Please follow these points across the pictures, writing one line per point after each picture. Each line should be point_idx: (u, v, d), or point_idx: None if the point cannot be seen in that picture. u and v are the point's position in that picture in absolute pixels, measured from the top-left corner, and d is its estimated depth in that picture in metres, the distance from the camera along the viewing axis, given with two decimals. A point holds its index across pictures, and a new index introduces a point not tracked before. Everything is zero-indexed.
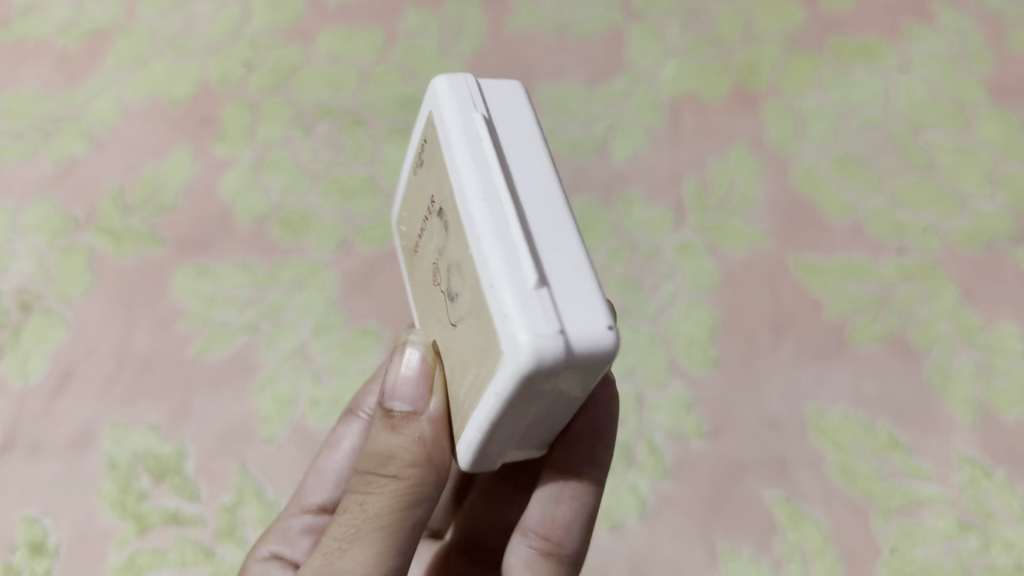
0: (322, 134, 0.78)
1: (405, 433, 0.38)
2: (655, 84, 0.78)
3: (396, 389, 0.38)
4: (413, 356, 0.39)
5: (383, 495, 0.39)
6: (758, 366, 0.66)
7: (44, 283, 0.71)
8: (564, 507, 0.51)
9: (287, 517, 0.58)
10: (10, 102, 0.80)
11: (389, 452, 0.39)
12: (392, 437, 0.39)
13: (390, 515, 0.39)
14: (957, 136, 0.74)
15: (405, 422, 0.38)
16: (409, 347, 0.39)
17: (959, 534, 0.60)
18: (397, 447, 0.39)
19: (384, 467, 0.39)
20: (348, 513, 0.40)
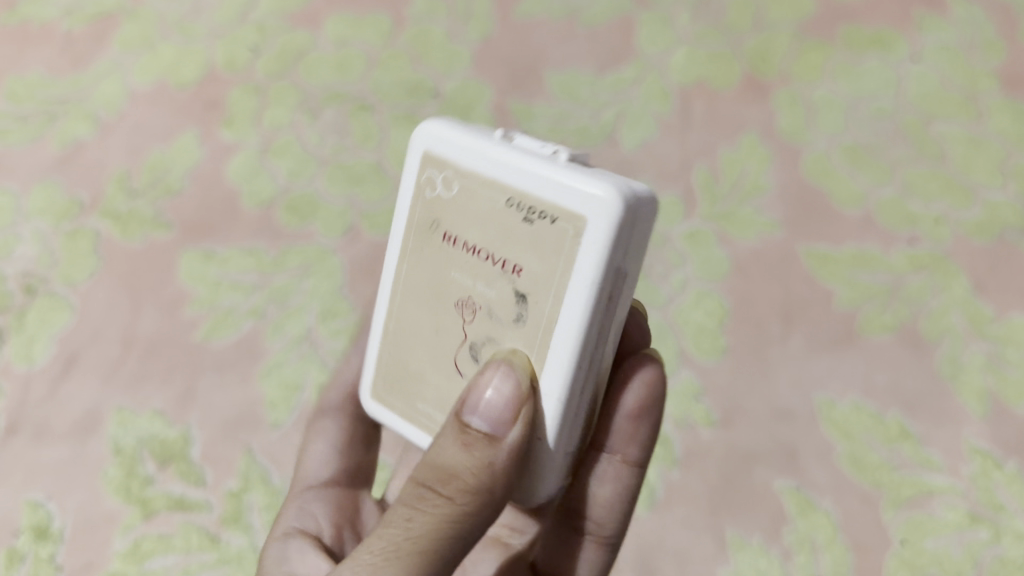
0: (329, 120, 0.77)
1: (477, 452, 0.37)
2: (665, 71, 0.77)
3: (479, 407, 0.37)
4: (502, 368, 0.38)
5: (432, 518, 0.37)
6: (768, 355, 0.66)
7: (49, 267, 0.71)
8: (607, 486, 0.50)
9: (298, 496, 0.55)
10: (15, 84, 0.79)
11: (451, 470, 0.37)
12: (459, 454, 0.37)
13: (428, 542, 0.36)
14: (970, 126, 0.73)
15: (480, 442, 0.37)
16: (500, 372, 0.38)
17: (970, 526, 0.59)
18: (461, 468, 0.37)
19: (438, 487, 0.37)
20: (390, 527, 0.37)
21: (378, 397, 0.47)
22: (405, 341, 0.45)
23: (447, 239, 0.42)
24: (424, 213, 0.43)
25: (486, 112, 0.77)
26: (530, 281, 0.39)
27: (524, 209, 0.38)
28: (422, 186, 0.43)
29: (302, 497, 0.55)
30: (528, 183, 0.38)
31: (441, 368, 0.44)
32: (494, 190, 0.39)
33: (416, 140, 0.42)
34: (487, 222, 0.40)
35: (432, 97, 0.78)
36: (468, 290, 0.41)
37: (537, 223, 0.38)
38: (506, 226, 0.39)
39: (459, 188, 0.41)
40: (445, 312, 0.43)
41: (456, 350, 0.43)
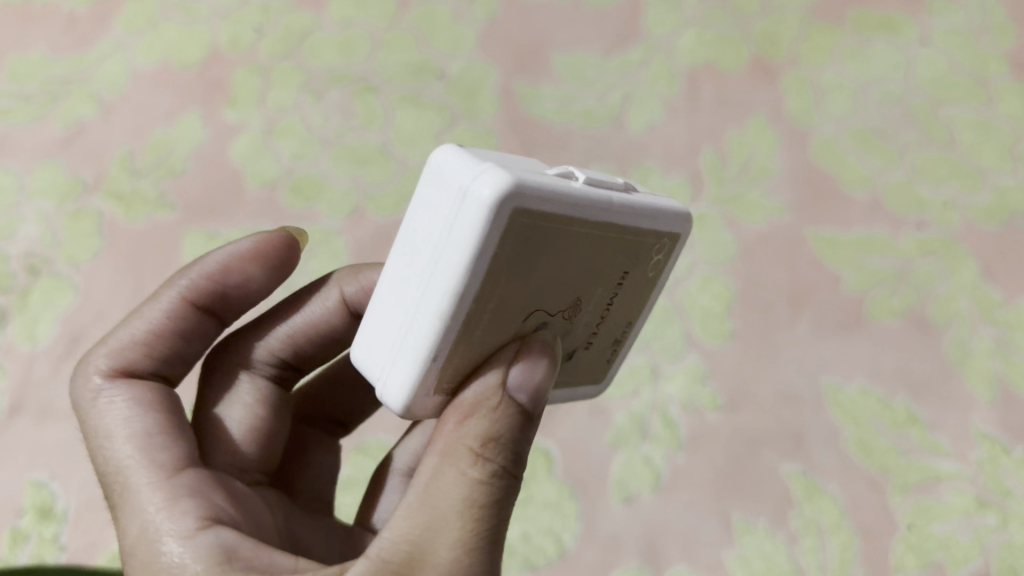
0: (333, 100, 0.76)
1: (527, 424, 0.35)
2: (672, 54, 0.77)
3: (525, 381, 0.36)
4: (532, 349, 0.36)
5: (507, 497, 0.34)
6: (776, 339, 0.66)
7: (52, 247, 0.70)
8: None
9: (173, 480, 0.39)
10: (18, 64, 0.79)
11: (514, 447, 0.35)
12: (517, 429, 0.35)
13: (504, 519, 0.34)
14: (979, 110, 0.73)
15: (530, 414, 0.36)
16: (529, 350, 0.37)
17: (978, 511, 0.59)
18: (520, 441, 0.35)
19: (510, 467, 0.34)
20: (465, 519, 0.33)
21: (513, 223, 0.32)
22: (564, 244, 0.35)
23: (626, 271, 0.39)
24: (649, 244, 0.39)
25: (492, 94, 0.76)
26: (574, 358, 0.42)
27: (625, 332, 0.43)
28: (666, 235, 0.39)
29: (184, 482, 0.39)
30: (637, 328, 0.44)
31: (527, 301, 0.36)
32: (639, 302, 0.42)
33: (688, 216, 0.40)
34: (626, 302, 0.41)
35: (437, 78, 0.77)
36: (590, 299, 0.39)
37: (610, 347, 0.44)
38: (615, 323, 0.42)
39: (655, 271, 0.41)
40: (575, 289, 0.37)
41: (541, 309, 0.37)
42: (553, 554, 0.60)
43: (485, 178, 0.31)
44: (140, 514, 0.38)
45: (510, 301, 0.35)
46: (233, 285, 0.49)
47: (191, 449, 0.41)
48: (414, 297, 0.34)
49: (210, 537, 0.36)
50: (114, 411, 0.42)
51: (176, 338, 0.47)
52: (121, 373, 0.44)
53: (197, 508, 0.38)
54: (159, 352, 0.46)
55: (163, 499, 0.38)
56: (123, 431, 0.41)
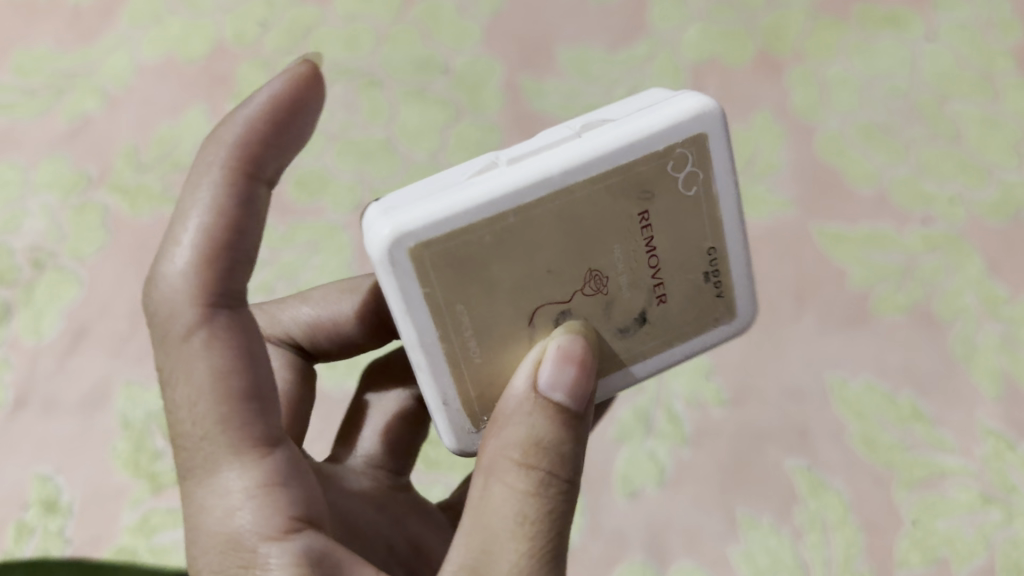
0: (338, 94, 0.76)
1: (573, 423, 0.36)
2: (677, 48, 0.76)
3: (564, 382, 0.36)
4: (563, 346, 0.37)
5: (562, 502, 0.35)
6: (780, 334, 0.66)
7: (57, 241, 0.70)
8: None
9: (261, 464, 0.35)
10: (22, 58, 0.79)
11: (564, 449, 0.35)
12: (563, 430, 0.35)
13: (562, 525, 0.34)
14: (985, 106, 0.72)
15: (573, 412, 0.36)
16: (557, 352, 0.37)
17: (982, 507, 0.59)
18: (568, 443, 0.35)
19: (562, 471, 0.35)
20: (523, 532, 0.34)
21: (418, 259, 0.37)
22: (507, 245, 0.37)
23: (639, 214, 0.39)
24: (648, 176, 0.38)
25: (497, 89, 0.76)
26: (659, 314, 0.42)
27: (712, 262, 0.41)
28: (673, 150, 0.38)
29: (276, 464, 0.35)
30: (732, 251, 0.41)
31: (516, 300, 0.39)
32: (703, 223, 0.40)
33: (692, 109, 0.38)
34: (678, 237, 0.40)
35: (442, 73, 0.77)
36: (617, 260, 0.39)
37: (706, 283, 0.42)
38: (686, 260, 0.41)
39: (691, 192, 0.39)
40: (573, 265, 0.39)
41: (543, 302, 0.39)
42: None
43: (374, 229, 0.36)
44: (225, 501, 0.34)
45: (483, 312, 0.39)
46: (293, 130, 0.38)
47: (277, 416, 0.36)
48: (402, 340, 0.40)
49: (300, 543, 0.34)
50: (206, 346, 0.34)
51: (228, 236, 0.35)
52: (196, 302, 0.35)
53: (285, 503, 0.35)
54: (236, 258, 0.35)
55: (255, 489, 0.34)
56: (209, 398, 0.34)
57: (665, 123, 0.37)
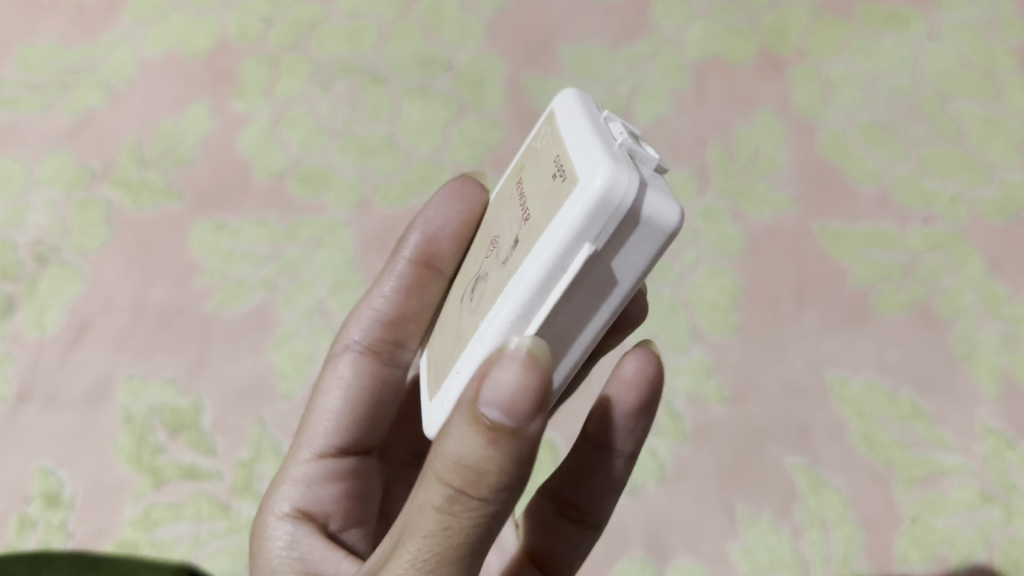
0: (341, 91, 0.76)
1: (503, 448, 0.30)
2: (680, 46, 0.77)
3: (496, 399, 0.30)
4: (518, 351, 0.30)
5: (470, 523, 0.31)
6: (782, 333, 0.66)
7: (60, 236, 0.71)
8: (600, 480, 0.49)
9: (300, 466, 0.48)
10: (27, 53, 0.79)
11: (481, 474, 0.30)
12: (487, 455, 0.30)
13: (468, 542, 0.32)
14: (987, 105, 0.73)
15: (506, 437, 0.30)
16: (512, 355, 0.30)
17: (982, 505, 0.59)
18: (489, 468, 0.30)
19: (472, 493, 0.31)
20: (421, 537, 0.32)
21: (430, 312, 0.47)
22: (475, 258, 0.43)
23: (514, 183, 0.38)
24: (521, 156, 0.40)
25: (500, 86, 0.76)
26: (526, 231, 0.33)
27: (560, 165, 0.33)
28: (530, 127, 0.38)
29: (303, 471, 0.48)
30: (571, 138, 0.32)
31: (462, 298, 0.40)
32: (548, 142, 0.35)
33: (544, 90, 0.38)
34: (537, 174, 0.35)
35: (445, 70, 0.77)
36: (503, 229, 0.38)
37: (558, 182, 0.32)
38: (540, 181, 0.34)
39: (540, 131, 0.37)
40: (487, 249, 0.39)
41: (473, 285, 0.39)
42: None
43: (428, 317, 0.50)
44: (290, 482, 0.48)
45: (449, 318, 0.42)
46: (437, 233, 0.49)
47: (348, 436, 0.50)
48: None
49: (282, 530, 0.45)
50: (336, 364, 0.51)
51: (399, 309, 0.51)
52: (370, 339, 0.51)
53: (297, 498, 0.47)
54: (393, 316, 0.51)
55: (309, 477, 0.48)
56: (331, 403, 0.50)
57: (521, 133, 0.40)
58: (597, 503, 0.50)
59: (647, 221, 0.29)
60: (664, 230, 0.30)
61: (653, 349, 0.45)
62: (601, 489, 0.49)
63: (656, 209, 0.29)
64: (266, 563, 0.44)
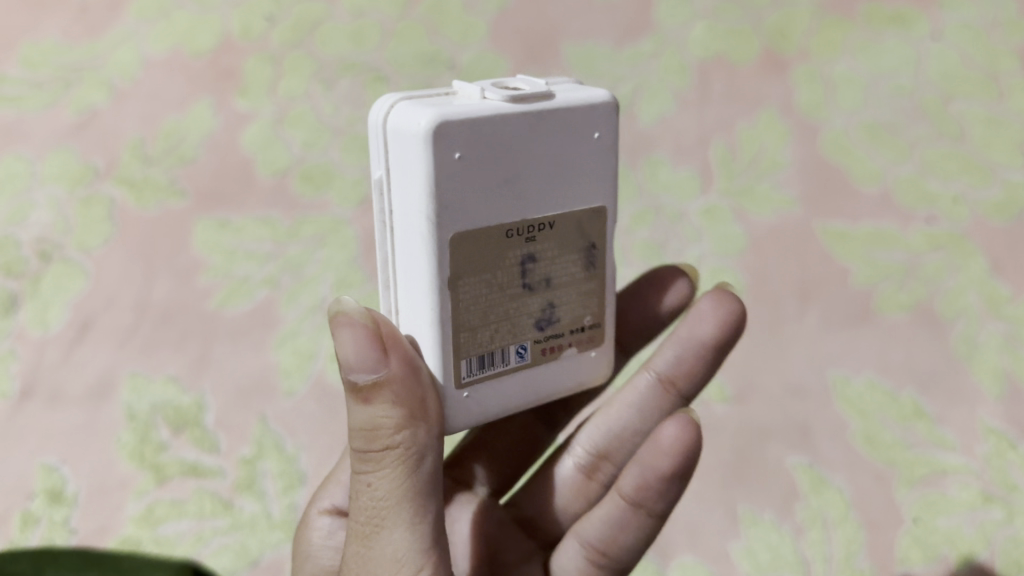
0: (344, 89, 0.76)
1: (377, 400, 0.39)
2: (683, 46, 0.76)
3: (353, 366, 0.39)
4: (357, 318, 0.40)
5: (388, 467, 0.40)
6: (783, 332, 0.66)
7: (63, 233, 0.71)
8: (628, 533, 0.52)
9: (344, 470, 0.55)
10: (30, 51, 0.77)
11: (373, 425, 0.39)
12: (369, 409, 0.39)
13: (396, 482, 0.40)
14: (991, 106, 0.73)
15: (372, 391, 0.39)
16: (350, 325, 0.40)
17: (982, 505, 0.59)
18: (376, 417, 0.39)
19: (374, 444, 0.40)
20: (363, 496, 0.41)
21: None
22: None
23: None
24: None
25: None
26: None
27: None
28: None
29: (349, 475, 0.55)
30: None
31: None
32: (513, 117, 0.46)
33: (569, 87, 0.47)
34: None
35: (448, 69, 0.77)
36: None
37: None
38: None
39: None
40: None
41: None
42: None
43: None
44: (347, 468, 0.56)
45: None
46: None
47: None
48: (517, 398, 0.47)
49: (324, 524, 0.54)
50: None
51: None
52: None
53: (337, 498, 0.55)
54: None
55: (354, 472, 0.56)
56: None
57: None
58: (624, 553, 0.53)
59: (399, 131, 0.40)
60: (410, 133, 0.39)
61: (692, 418, 0.47)
62: (631, 540, 0.52)
63: (404, 120, 0.39)
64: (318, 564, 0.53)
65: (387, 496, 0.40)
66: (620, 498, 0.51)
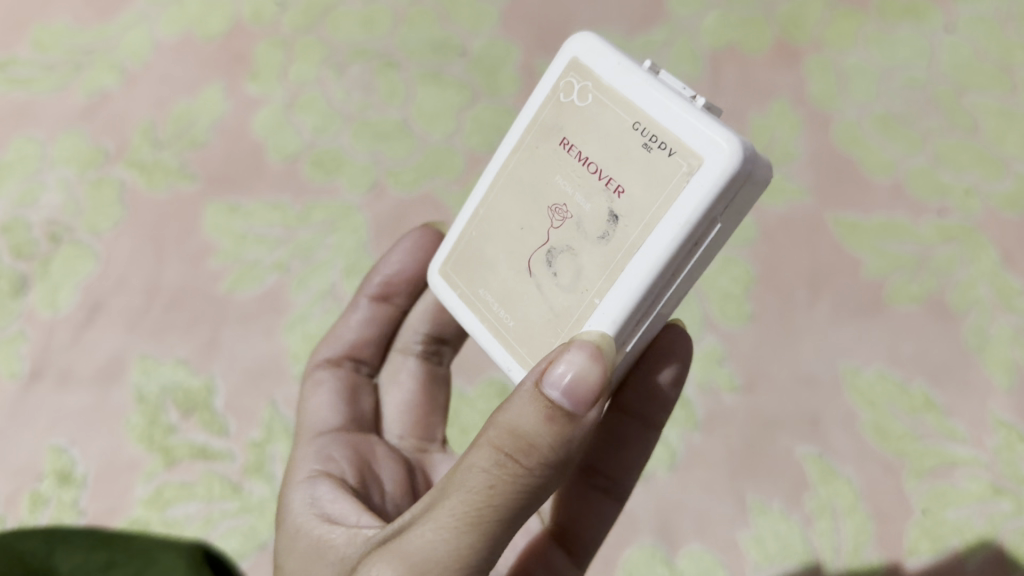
0: (355, 75, 0.76)
1: (556, 429, 0.32)
2: (696, 35, 0.76)
3: (561, 386, 0.32)
4: (585, 356, 0.32)
5: (512, 487, 0.32)
6: (794, 321, 0.66)
7: (73, 215, 0.71)
8: (632, 449, 0.51)
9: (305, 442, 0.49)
10: (41, 35, 0.78)
11: (530, 445, 0.32)
12: (539, 430, 0.32)
13: (506, 504, 0.32)
14: (1004, 99, 0.72)
15: (562, 420, 0.32)
16: (583, 354, 0.32)
17: (993, 497, 0.59)
18: (540, 441, 0.32)
19: (518, 459, 0.32)
20: (466, 503, 0.32)
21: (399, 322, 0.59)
22: (493, 228, 0.43)
23: (562, 142, 0.40)
24: (549, 116, 0.41)
25: (513, 71, 0.76)
26: (629, 205, 0.36)
27: (641, 128, 0.36)
28: (565, 85, 0.40)
29: (314, 443, 0.48)
30: (618, 85, 0.38)
31: (514, 263, 0.41)
32: (614, 101, 0.38)
33: (575, 44, 0.40)
34: (611, 138, 0.38)
35: (459, 55, 0.77)
36: (557, 199, 0.40)
37: (651, 151, 0.36)
38: (619, 146, 0.37)
39: (593, 86, 0.39)
40: (538, 212, 0.41)
41: (531, 251, 0.40)
42: None
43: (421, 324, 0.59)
44: (291, 464, 0.48)
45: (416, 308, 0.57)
46: (396, 277, 0.55)
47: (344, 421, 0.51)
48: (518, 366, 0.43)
49: (305, 491, 0.44)
50: (318, 382, 0.53)
51: (363, 335, 0.56)
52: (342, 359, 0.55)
53: (312, 461, 0.46)
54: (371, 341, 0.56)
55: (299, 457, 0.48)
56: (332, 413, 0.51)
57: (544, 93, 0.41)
58: (632, 471, 0.52)
59: (761, 170, 0.35)
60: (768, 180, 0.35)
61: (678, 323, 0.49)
62: (634, 458, 0.52)
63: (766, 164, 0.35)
64: (291, 526, 0.43)
65: (495, 510, 0.32)
66: (621, 414, 0.51)
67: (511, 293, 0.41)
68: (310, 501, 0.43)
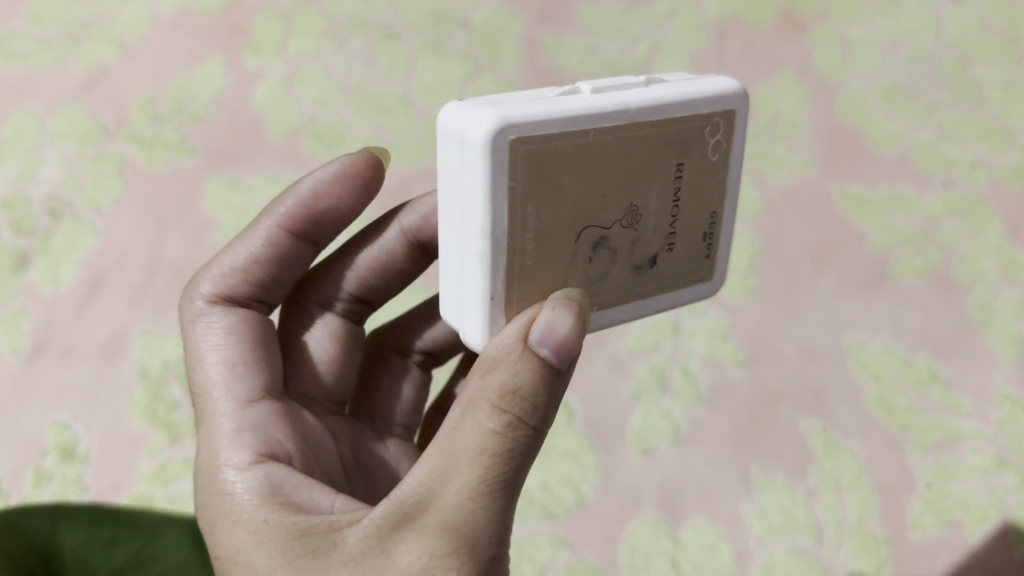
0: (355, 47, 0.76)
1: (551, 381, 0.34)
2: (700, 5, 0.75)
3: (553, 342, 0.34)
4: (561, 309, 0.35)
5: (521, 447, 0.34)
6: (798, 296, 0.66)
7: (74, 190, 0.70)
8: None
9: (233, 416, 0.42)
10: (38, 7, 0.78)
11: (534, 403, 0.34)
12: (538, 387, 0.34)
13: (517, 463, 0.34)
14: (1009, 70, 0.72)
15: (554, 372, 0.34)
16: (558, 311, 0.35)
17: (996, 471, 0.59)
18: (540, 397, 0.34)
19: (526, 420, 0.34)
20: (479, 470, 0.33)
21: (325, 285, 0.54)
22: (582, 159, 0.36)
23: (677, 164, 0.39)
24: (693, 133, 0.39)
25: (515, 43, 0.75)
26: (667, 261, 0.42)
27: (711, 225, 0.43)
28: (713, 113, 0.39)
29: (247, 419, 0.42)
30: (731, 164, 0.41)
31: (572, 219, 0.37)
32: (719, 173, 0.41)
33: (732, 86, 0.40)
34: (698, 199, 0.41)
35: (461, 27, 0.76)
36: (638, 200, 0.39)
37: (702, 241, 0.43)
38: (695, 214, 0.42)
39: (723, 152, 0.41)
40: (623, 192, 0.38)
41: (592, 223, 0.38)
42: (571, 503, 0.60)
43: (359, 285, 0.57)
44: (212, 441, 0.42)
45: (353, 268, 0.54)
46: (323, 209, 0.50)
47: (267, 381, 0.45)
48: (464, 265, 0.37)
49: (259, 472, 0.39)
50: (208, 323, 0.47)
51: (260, 269, 0.50)
52: (220, 298, 0.48)
53: (251, 444, 0.41)
54: (258, 278, 0.50)
55: (233, 432, 0.42)
56: (227, 363, 0.45)
57: (706, 90, 0.39)
58: None
59: None
60: None
61: None
62: None
63: None
64: (246, 522, 0.38)
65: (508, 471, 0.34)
66: None
67: (551, 242, 0.37)
68: (265, 491, 0.39)
